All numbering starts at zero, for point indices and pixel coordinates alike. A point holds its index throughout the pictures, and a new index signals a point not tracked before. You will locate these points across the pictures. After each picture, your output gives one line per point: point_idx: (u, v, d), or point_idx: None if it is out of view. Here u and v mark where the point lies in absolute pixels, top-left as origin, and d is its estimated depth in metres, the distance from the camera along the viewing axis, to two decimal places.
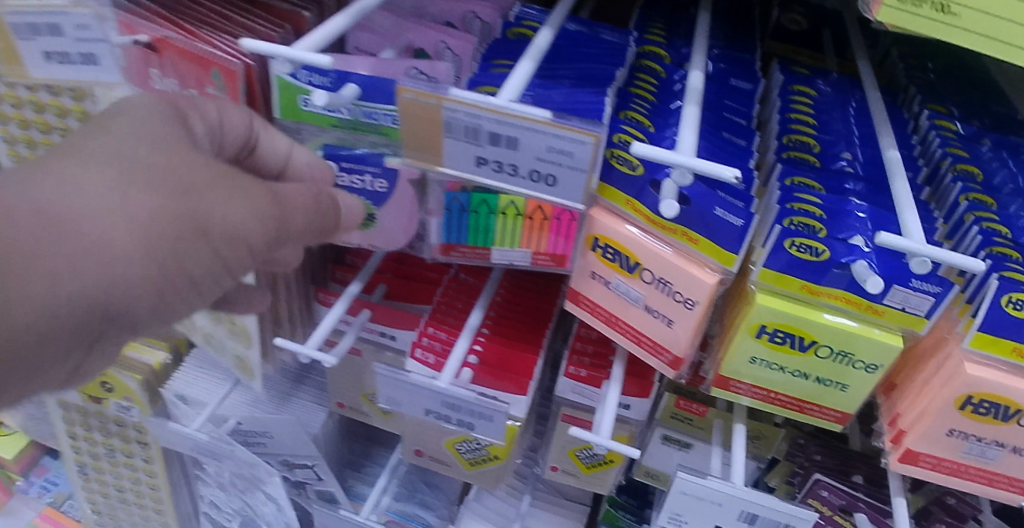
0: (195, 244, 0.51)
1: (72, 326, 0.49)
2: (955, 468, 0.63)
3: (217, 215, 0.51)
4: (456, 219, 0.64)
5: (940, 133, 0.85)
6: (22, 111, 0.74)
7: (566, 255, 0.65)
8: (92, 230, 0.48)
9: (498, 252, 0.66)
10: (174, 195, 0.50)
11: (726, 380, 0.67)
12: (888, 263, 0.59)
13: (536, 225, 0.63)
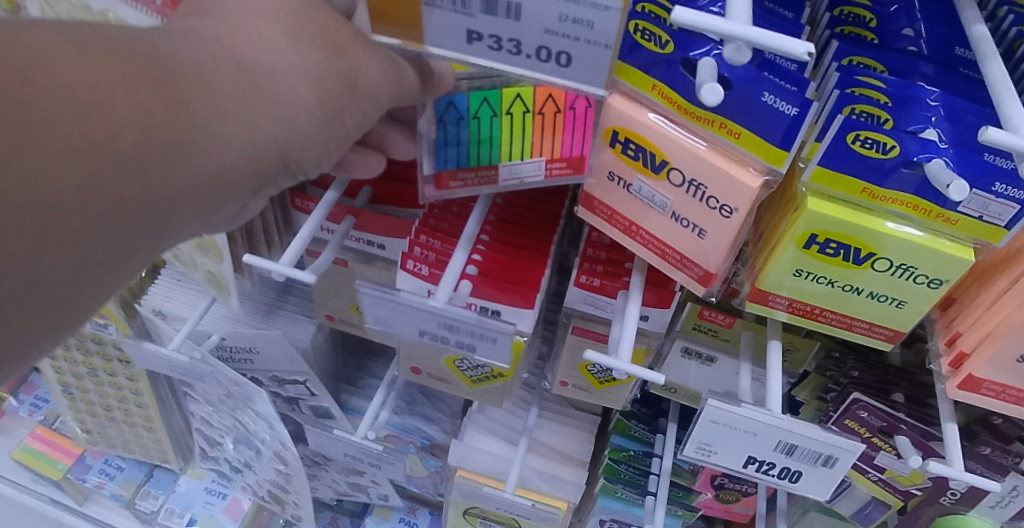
0: (354, 102, 0.49)
1: (247, 180, 0.46)
2: (1020, 396, 0.56)
3: (367, 74, 0.49)
4: (455, 131, 0.57)
5: (1014, 7, 0.70)
6: None
7: (583, 157, 0.56)
8: (265, 80, 0.45)
9: (505, 169, 0.58)
10: (324, 51, 0.47)
11: (762, 294, 0.58)
12: (967, 163, 0.48)
13: (547, 123, 0.56)
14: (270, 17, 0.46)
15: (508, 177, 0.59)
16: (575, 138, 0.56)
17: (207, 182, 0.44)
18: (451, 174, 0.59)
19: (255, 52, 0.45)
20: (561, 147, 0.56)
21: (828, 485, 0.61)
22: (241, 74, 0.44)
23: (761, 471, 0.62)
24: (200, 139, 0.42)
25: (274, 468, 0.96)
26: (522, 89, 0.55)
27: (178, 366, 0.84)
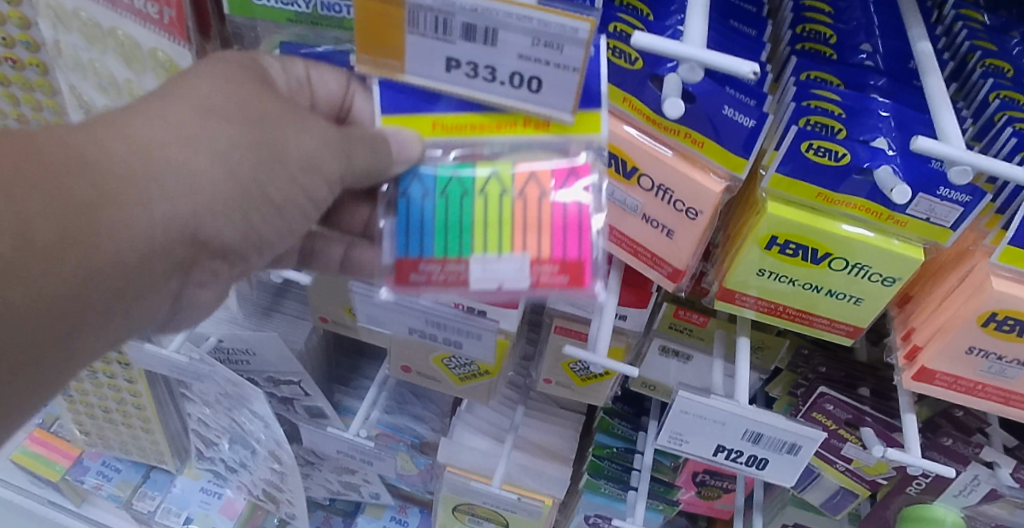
0: (278, 176, 0.51)
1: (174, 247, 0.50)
2: (971, 386, 0.59)
3: (293, 144, 0.51)
4: (421, 216, 0.52)
5: (968, 23, 0.76)
6: None
7: (576, 262, 0.50)
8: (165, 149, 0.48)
9: (478, 263, 0.51)
10: (251, 126, 0.50)
11: (730, 293, 0.62)
12: (913, 168, 0.52)
13: (531, 215, 0.51)
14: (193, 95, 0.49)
15: (483, 272, 0.51)
16: (563, 236, 0.50)
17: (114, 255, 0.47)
18: (411, 264, 0.52)
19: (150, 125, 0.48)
20: (553, 246, 0.50)
21: (792, 472, 0.65)
22: (148, 144, 0.47)
23: (729, 459, 0.66)
24: (105, 220, 0.46)
25: (269, 467, 0.99)
26: (499, 174, 0.51)
27: (181, 367, 0.87)
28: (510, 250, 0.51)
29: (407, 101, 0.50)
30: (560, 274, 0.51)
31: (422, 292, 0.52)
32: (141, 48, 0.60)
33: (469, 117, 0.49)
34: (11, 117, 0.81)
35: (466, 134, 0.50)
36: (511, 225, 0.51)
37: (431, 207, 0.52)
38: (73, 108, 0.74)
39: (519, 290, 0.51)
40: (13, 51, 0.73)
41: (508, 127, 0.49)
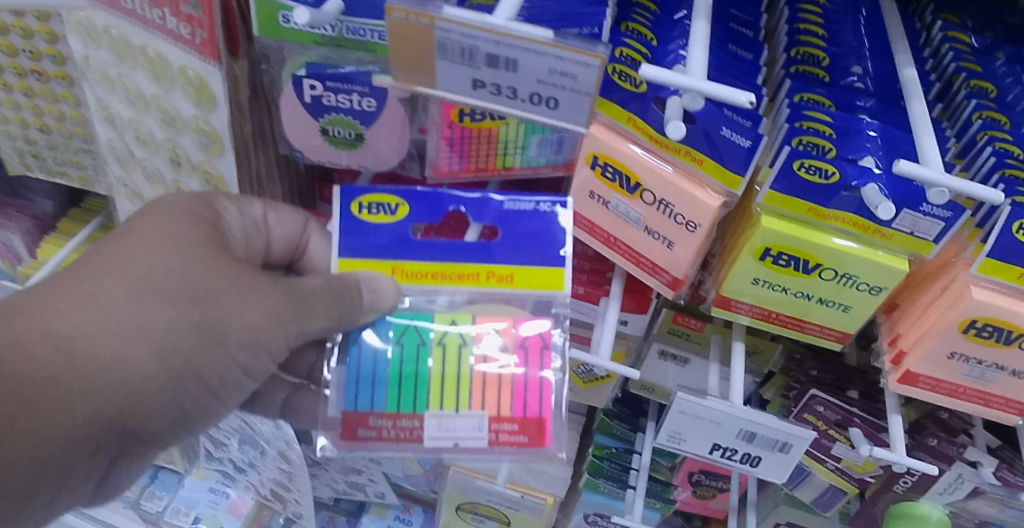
0: (214, 347, 0.56)
1: (157, 369, 0.54)
2: (953, 388, 0.63)
3: (238, 319, 0.57)
4: (375, 374, 0.58)
5: (954, 45, 0.80)
6: (10, 38, 0.74)
7: (533, 421, 0.58)
8: (133, 293, 0.53)
9: (434, 423, 0.57)
10: (192, 305, 0.55)
11: (726, 300, 0.66)
12: (898, 186, 0.56)
13: (489, 378, 0.58)
14: (150, 233, 0.56)
15: (438, 433, 0.57)
16: (525, 397, 0.58)
17: (100, 374, 0.52)
18: (361, 420, 0.57)
19: (112, 276, 0.53)
20: (512, 407, 0.58)
21: (783, 468, 0.68)
22: (118, 290, 0.53)
23: (724, 456, 0.69)
24: (76, 348, 0.51)
25: (277, 467, 1.02)
26: (456, 346, 0.59)
27: None
28: (468, 411, 0.57)
29: (365, 242, 0.60)
30: (519, 432, 0.58)
31: (371, 446, 0.58)
32: (171, 66, 0.64)
33: (431, 265, 0.59)
34: (36, 126, 0.84)
35: (425, 281, 0.60)
36: (468, 385, 0.58)
37: (385, 362, 0.59)
38: (99, 121, 0.77)
39: (474, 445, 0.58)
40: (40, 64, 0.76)
41: (470, 279, 0.59)
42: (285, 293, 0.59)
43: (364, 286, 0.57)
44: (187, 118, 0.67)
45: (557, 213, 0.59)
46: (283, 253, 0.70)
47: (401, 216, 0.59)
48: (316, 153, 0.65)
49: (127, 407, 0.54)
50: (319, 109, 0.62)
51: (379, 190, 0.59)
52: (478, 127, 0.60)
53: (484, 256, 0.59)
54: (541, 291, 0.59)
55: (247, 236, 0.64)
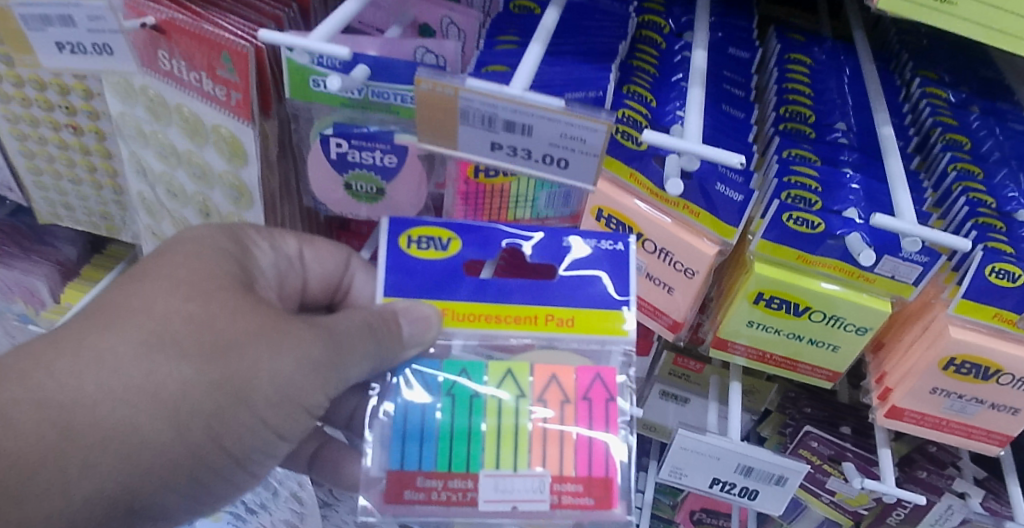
0: (232, 406, 0.53)
1: (168, 439, 0.51)
2: (937, 422, 0.67)
3: (266, 368, 0.54)
4: (424, 432, 0.56)
5: (931, 101, 0.85)
6: (46, 94, 0.78)
7: (596, 480, 0.55)
8: (146, 347, 0.51)
9: (490, 484, 0.55)
10: (213, 358, 0.52)
11: (723, 341, 0.70)
12: (879, 234, 0.61)
13: (549, 434, 0.56)
14: (173, 278, 0.54)
15: (494, 495, 0.54)
16: (588, 454, 0.56)
17: (103, 442, 0.50)
18: (409, 481, 0.55)
19: (127, 329, 0.51)
20: (575, 466, 0.55)
21: (780, 502, 0.72)
22: (129, 345, 0.51)
23: (724, 490, 0.72)
24: (88, 410, 0.49)
25: (289, 509, 1.04)
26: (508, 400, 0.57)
27: None
28: (528, 470, 0.55)
29: (412, 280, 0.58)
30: (584, 493, 0.55)
31: (418, 510, 0.55)
32: (204, 123, 0.68)
33: (480, 304, 0.57)
34: (66, 177, 0.88)
35: (476, 324, 0.57)
36: (527, 441, 0.56)
37: (436, 416, 0.57)
38: (131, 174, 0.81)
39: (532, 508, 0.55)
40: (75, 119, 0.81)
41: (528, 322, 0.57)
42: (319, 337, 0.56)
43: (402, 317, 0.55)
44: (218, 172, 0.72)
45: (618, 252, 0.58)
46: (321, 292, 0.71)
47: (453, 250, 0.58)
48: (338, 206, 0.70)
49: (132, 488, 0.52)
50: (343, 165, 0.66)
51: (430, 223, 0.58)
52: (492, 183, 0.65)
53: (536, 295, 0.57)
54: (606, 337, 0.57)
55: (280, 274, 0.66)
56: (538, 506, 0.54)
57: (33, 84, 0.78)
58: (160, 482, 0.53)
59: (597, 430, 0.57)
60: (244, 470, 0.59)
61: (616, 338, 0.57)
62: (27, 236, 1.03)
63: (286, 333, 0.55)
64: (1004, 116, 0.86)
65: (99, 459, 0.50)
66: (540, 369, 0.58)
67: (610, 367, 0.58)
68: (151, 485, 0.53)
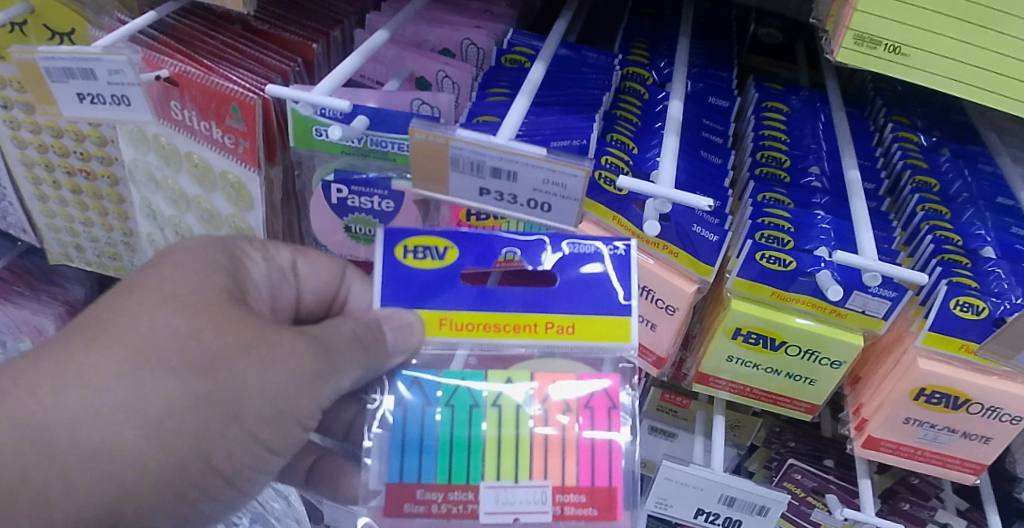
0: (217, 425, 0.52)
1: (154, 459, 0.51)
2: (912, 451, 0.70)
3: (255, 385, 0.53)
4: (423, 441, 0.54)
5: (903, 145, 0.83)
6: (62, 140, 0.83)
7: (602, 490, 0.53)
8: (130, 364, 0.50)
9: (491, 496, 0.53)
10: (198, 376, 0.51)
11: (705, 376, 0.73)
12: (848, 272, 0.64)
13: (553, 442, 0.54)
14: (160, 292, 0.53)
15: (496, 506, 0.52)
16: (591, 464, 0.54)
17: (86, 461, 0.49)
18: (409, 493, 0.53)
19: (110, 345, 0.51)
20: (578, 476, 0.53)
21: None
22: (111, 362, 0.50)
23: (708, 521, 0.74)
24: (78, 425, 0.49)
25: None
26: (510, 405, 0.55)
27: None
28: (529, 481, 0.53)
29: (409, 290, 0.57)
30: (587, 504, 0.53)
31: (418, 522, 0.53)
32: (213, 170, 0.72)
33: (479, 314, 0.56)
34: (79, 220, 0.93)
35: (473, 334, 0.56)
36: (528, 451, 0.54)
37: (434, 427, 0.54)
38: (141, 216, 0.85)
39: (535, 519, 0.53)
40: (88, 164, 0.85)
41: (527, 330, 0.56)
42: (310, 347, 0.55)
43: (386, 325, 0.55)
44: (225, 215, 0.76)
45: (618, 255, 0.57)
46: (317, 303, 0.68)
47: (450, 259, 0.56)
48: (339, 246, 0.74)
49: (115, 508, 0.51)
50: (344, 209, 0.71)
51: (426, 232, 0.57)
52: (482, 225, 0.69)
53: (536, 304, 0.56)
54: (607, 343, 0.55)
55: (273, 288, 0.64)
56: (541, 517, 0.53)
57: (50, 131, 0.82)
58: (147, 503, 0.53)
59: (599, 437, 0.54)
60: (236, 492, 0.58)
61: (618, 344, 0.55)
62: (37, 276, 1.07)
63: (276, 344, 0.54)
64: (975, 158, 0.84)
65: (82, 478, 0.50)
66: (541, 377, 0.55)
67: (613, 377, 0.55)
68: (136, 506, 0.52)
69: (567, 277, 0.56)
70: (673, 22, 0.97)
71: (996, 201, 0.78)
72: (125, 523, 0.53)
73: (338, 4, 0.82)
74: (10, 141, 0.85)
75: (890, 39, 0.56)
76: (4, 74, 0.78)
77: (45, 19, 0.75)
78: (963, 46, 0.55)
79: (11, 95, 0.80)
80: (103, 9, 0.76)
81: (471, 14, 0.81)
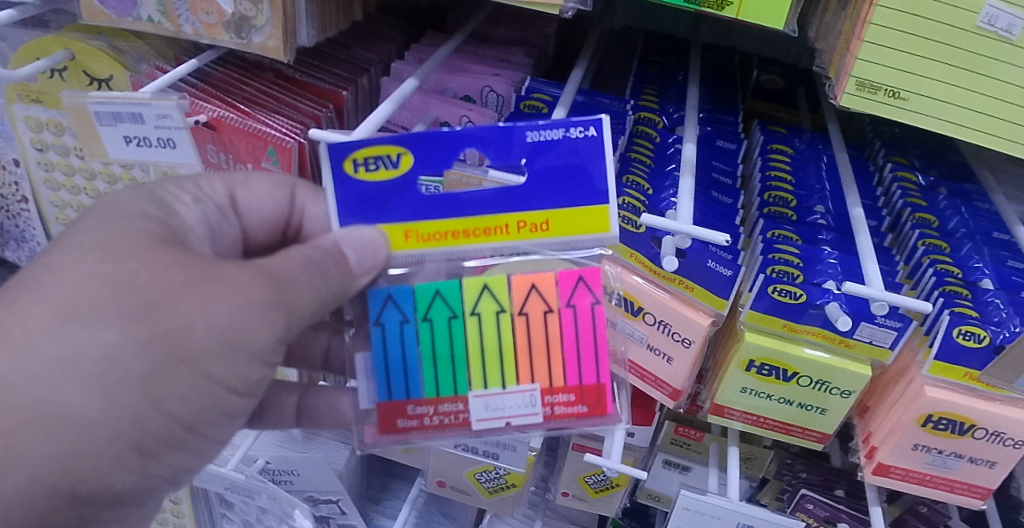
0: (169, 377, 0.50)
1: (101, 413, 0.49)
2: (922, 477, 0.72)
3: (202, 318, 0.50)
4: (408, 361, 0.59)
5: (902, 184, 0.88)
6: (94, 182, 0.85)
7: (591, 389, 0.59)
8: (61, 318, 0.49)
9: (481, 404, 0.58)
10: (138, 317, 0.49)
11: (720, 407, 0.75)
12: (854, 303, 0.67)
13: (535, 350, 0.58)
14: (85, 243, 0.52)
15: (485, 414, 0.58)
16: (578, 366, 0.58)
17: (29, 423, 0.48)
18: (400, 410, 0.60)
19: (34, 302, 0.50)
20: (565, 378, 0.59)
21: None
22: (42, 318, 0.49)
23: None
24: (13, 390, 0.48)
25: None
26: (484, 313, 0.58)
27: (232, 486, 0.92)
28: (517, 387, 0.58)
29: (368, 202, 0.55)
30: (576, 402, 0.59)
31: (413, 436, 0.60)
32: None
33: (448, 223, 0.54)
34: None
35: (442, 242, 0.55)
36: (512, 358, 0.58)
37: (416, 343, 0.59)
38: None
39: (525, 420, 0.59)
40: None
41: (498, 232, 0.54)
42: (258, 278, 0.52)
43: (346, 247, 0.54)
44: None
45: (592, 140, 0.51)
46: (266, 233, 0.66)
47: (405, 168, 0.53)
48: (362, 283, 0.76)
49: (69, 474, 0.50)
50: None
51: (373, 143, 0.52)
52: None
53: (504, 205, 0.53)
54: (587, 234, 0.54)
55: (211, 227, 0.60)
56: (533, 419, 0.59)
57: (84, 174, 0.85)
58: (109, 479, 0.52)
59: (585, 338, 0.58)
60: (201, 440, 0.56)
61: (599, 236, 0.54)
62: None
63: (219, 279, 0.51)
64: (970, 196, 0.88)
65: (25, 443, 0.48)
66: (519, 279, 0.57)
67: (593, 268, 0.57)
68: (91, 469, 0.51)
69: (536, 171, 0.52)
70: (680, 70, 1.03)
71: (992, 235, 0.81)
72: (82, 490, 0.51)
73: (363, 54, 0.87)
74: (43, 183, 0.87)
75: (888, 85, 0.60)
76: (43, 118, 0.82)
77: (85, 65, 0.77)
78: (956, 89, 0.60)
79: (47, 138, 0.83)
80: (143, 57, 0.80)
81: (489, 63, 0.86)
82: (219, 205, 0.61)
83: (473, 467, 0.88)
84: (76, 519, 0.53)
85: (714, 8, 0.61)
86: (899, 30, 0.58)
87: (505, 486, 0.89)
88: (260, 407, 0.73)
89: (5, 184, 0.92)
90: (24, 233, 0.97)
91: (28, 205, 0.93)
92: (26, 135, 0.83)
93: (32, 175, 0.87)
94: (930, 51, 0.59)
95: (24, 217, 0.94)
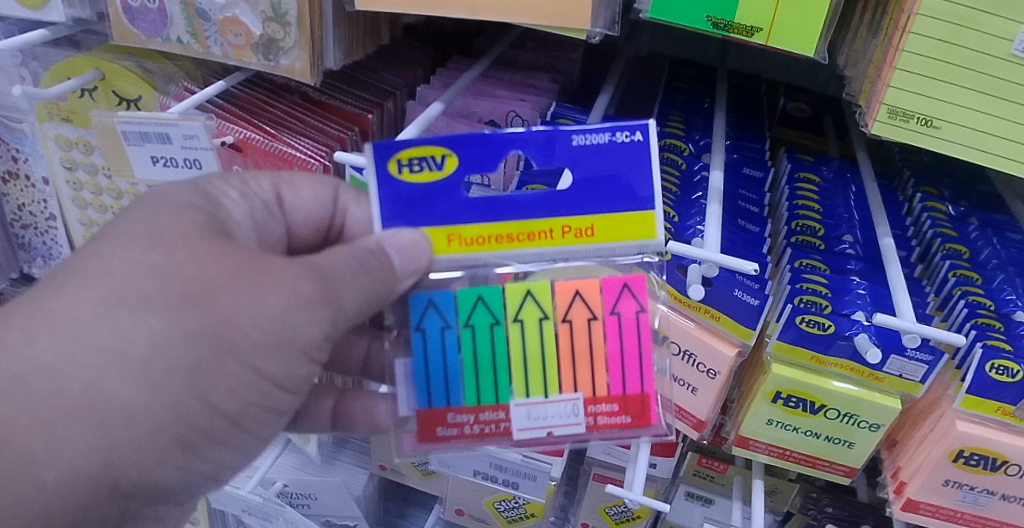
0: (216, 369, 0.50)
1: (146, 404, 0.49)
2: (952, 514, 0.69)
3: (250, 312, 0.50)
4: (449, 370, 0.58)
5: (932, 214, 0.86)
6: (119, 201, 0.85)
7: (637, 397, 0.58)
8: (107, 305, 0.49)
9: (523, 413, 0.57)
10: (185, 306, 0.49)
11: (745, 439, 0.73)
12: (884, 335, 0.65)
13: (579, 357, 0.57)
14: (134, 233, 0.52)
15: (527, 423, 0.57)
16: (623, 373, 0.58)
17: (71, 412, 0.48)
18: (440, 418, 0.58)
19: (81, 289, 0.50)
20: (610, 384, 0.58)
21: None
22: (88, 304, 0.49)
23: None
24: (57, 374, 0.48)
25: None
26: (526, 318, 0.57)
27: (251, 508, 0.91)
28: (560, 396, 0.57)
29: (408, 205, 0.54)
30: (620, 412, 0.58)
31: (453, 444, 0.58)
32: None
33: (492, 227, 0.54)
34: None
35: (484, 248, 0.55)
36: (555, 367, 0.57)
37: (457, 349, 0.58)
38: None
39: (568, 429, 0.58)
40: None
41: (543, 237, 0.54)
42: (307, 273, 0.52)
43: (390, 247, 0.53)
44: None
45: (638, 144, 0.52)
46: (311, 233, 0.65)
47: (449, 169, 0.53)
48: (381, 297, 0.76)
49: (109, 466, 0.49)
50: None
51: (418, 144, 0.52)
52: None
53: (548, 209, 0.53)
54: (631, 241, 0.54)
55: (257, 223, 0.60)
56: (575, 429, 0.58)
57: (111, 194, 0.85)
58: (152, 474, 0.51)
59: (630, 344, 0.58)
60: (245, 436, 0.56)
61: (643, 242, 0.54)
62: None
63: (268, 271, 0.51)
64: (1001, 227, 0.87)
65: (67, 431, 0.48)
66: (562, 286, 0.57)
67: (638, 276, 0.57)
68: (133, 462, 0.50)
69: (583, 173, 0.53)
70: (706, 96, 1.03)
71: None
72: (125, 481, 0.51)
73: (390, 78, 0.88)
74: (71, 201, 0.88)
75: (919, 112, 0.59)
76: (72, 136, 0.83)
77: (114, 85, 0.79)
78: (991, 117, 0.58)
79: (76, 157, 0.84)
80: (171, 78, 0.81)
81: (514, 88, 0.86)
82: (265, 202, 0.61)
83: (494, 493, 0.87)
84: (117, 514, 0.53)
85: (743, 34, 0.61)
86: (932, 58, 0.58)
87: (524, 514, 0.88)
88: (300, 413, 0.72)
89: (35, 201, 0.95)
90: (49, 250, 0.98)
91: (56, 223, 0.95)
92: (55, 154, 0.84)
93: (60, 194, 0.88)
94: (963, 79, 0.58)
95: (51, 234, 0.96)
